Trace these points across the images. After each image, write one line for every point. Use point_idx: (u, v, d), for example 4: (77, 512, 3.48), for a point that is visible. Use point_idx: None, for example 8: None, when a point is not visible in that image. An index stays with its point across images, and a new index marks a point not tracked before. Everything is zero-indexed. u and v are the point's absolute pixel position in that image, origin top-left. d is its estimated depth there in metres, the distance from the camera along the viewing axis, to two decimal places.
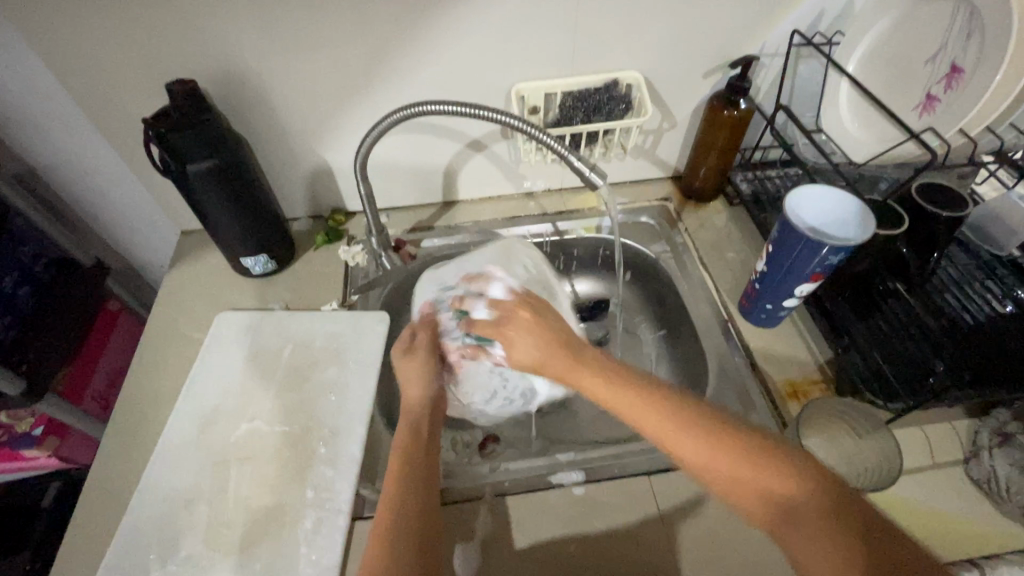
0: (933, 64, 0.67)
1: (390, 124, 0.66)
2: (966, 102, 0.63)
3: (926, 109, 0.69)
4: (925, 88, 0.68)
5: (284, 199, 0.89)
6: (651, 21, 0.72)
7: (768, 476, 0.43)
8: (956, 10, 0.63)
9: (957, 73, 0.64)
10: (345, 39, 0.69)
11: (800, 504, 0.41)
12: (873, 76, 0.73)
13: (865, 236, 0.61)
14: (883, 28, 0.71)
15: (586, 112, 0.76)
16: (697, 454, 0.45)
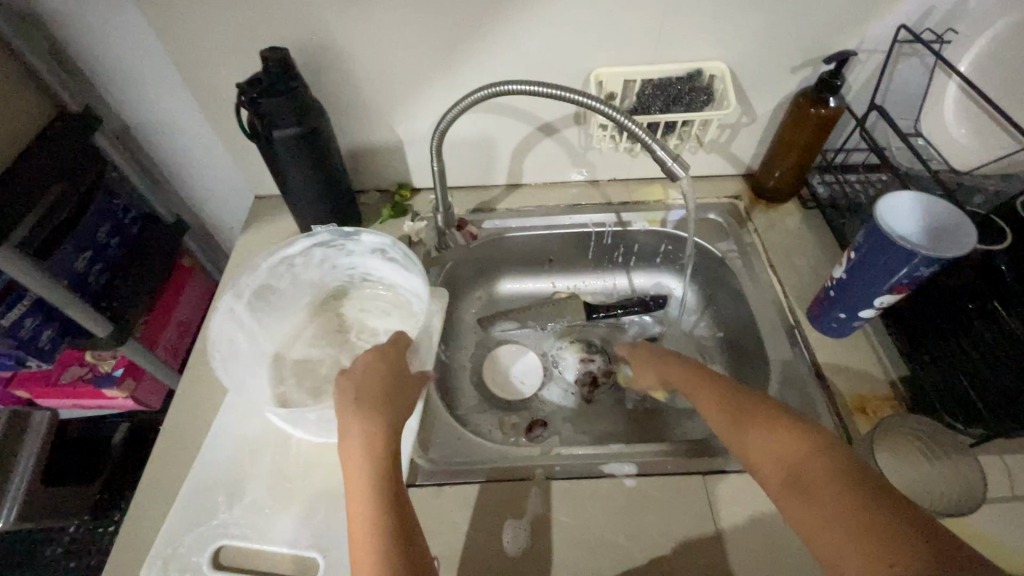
0: None
1: (473, 101, 0.66)
2: None
3: None
4: None
5: (354, 171, 0.91)
6: (745, 9, 0.69)
7: (784, 442, 0.50)
8: None
9: None
10: (431, 13, 0.69)
11: (803, 469, 0.47)
12: (986, 77, 0.70)
13: (963, 251, 0.57)
14: (1004, 27, 0.67)
15: (665, 101, 0.74)
16: (737, 429, 0.54)
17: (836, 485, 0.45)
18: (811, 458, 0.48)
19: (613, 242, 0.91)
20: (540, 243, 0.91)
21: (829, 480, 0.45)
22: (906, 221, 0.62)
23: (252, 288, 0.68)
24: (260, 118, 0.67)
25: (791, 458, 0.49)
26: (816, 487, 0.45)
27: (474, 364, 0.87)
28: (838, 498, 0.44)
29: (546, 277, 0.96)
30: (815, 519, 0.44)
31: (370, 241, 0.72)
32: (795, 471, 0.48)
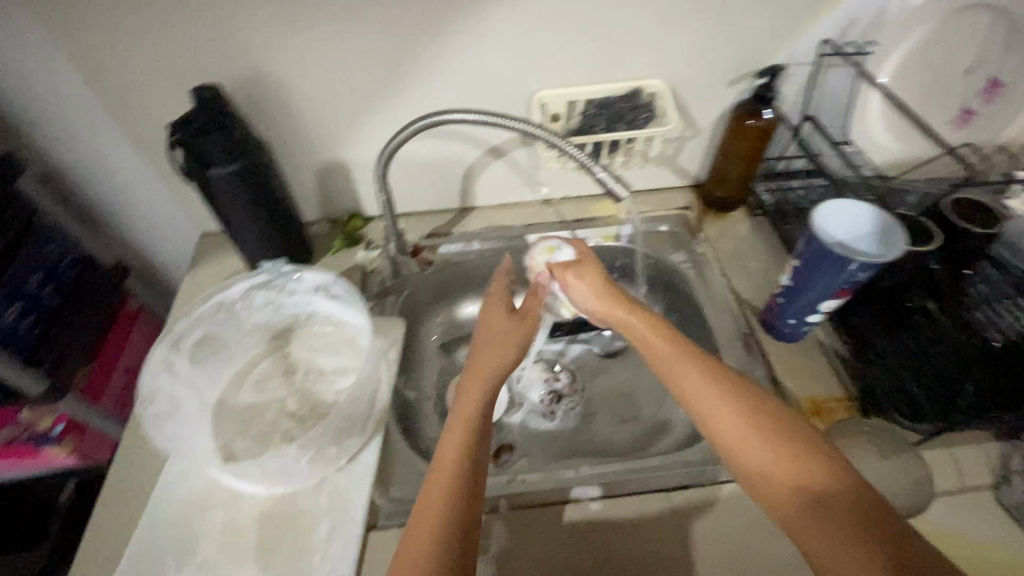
0: (970, 77, 0.74)
1: (412, 132, 0.66)
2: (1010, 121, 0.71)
3: (961, 122, 0.77)
4: (962, 102, 0.76)
5: (302, 202, 0.89)
6: (677, 29, 0.71)
7: (809, 465, 0.45)
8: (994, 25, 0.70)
9: (997, 88, 0.74)
10: (368, 42, 0.69)
11: (837, 499, 0.43)
12: (907, 87, 0.75)
13: (894, 254, 0.59)
14: (918, 40, 0.71)
15: (609, 120, 0.75)
16: (735, 432, 0.49)
17: (859, 515, 0.42)
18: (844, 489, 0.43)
19: None
20: (497, 264, 0.91)
21: (843, 506, 0.42)
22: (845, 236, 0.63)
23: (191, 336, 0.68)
24: (196, 157, 0.65)
25: (812, 483, 0.44)
26: (829, 512, 0.43)
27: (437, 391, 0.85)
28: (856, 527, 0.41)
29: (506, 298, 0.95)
30: (840, 552, 0.41)
31: (310, 281, 0.71)
32: (816, 499, 0.44)
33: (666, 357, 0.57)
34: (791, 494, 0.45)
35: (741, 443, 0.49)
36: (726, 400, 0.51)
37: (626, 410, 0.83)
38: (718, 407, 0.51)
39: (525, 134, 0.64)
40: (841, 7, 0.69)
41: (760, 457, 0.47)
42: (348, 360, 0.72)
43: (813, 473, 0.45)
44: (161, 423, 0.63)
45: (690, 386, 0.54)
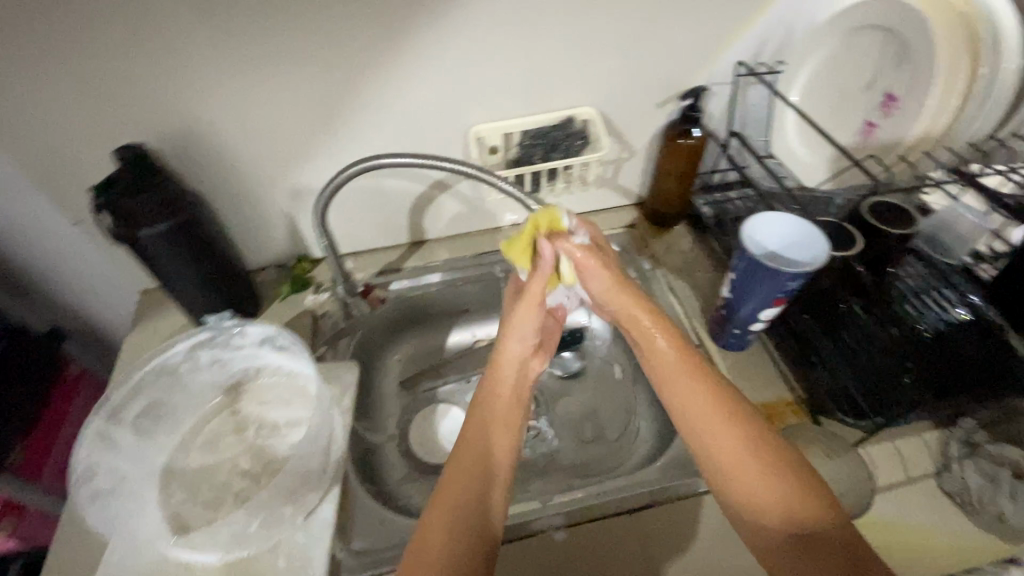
0: (869, 92, 0.78)
1: (348, 176, 0.66)
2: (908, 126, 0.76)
3: (866, 134, 0.81)
4: (863, 116, 0.80)
5: (247, 250, 0.87)
6: (602, 59, 0.74)
7: (798, 492, 0.50)
8: (887, 42, 0.75)
9: (893, 101, 0.78)
10: (299, 90, 0.69)
11: (821, 528, 0.47)
12: (815, 103, 0.81)
13: (818, 265, 0.62)
14: (821, 58, 0.77)
15: (545, 149, 0.78)
16: (738, 458, 0.52)
17: (842, 547, 0.46)
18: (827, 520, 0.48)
19: None
20: (450, 295, 0.90)
21: (833, 537, 0.47)
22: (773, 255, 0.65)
23: (137, 405, 0.66)
24: (124, 219, 0.64)
25: (806, 514, 0.48)
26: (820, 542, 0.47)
27: (399, 430, 0.84)
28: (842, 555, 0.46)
29: (464, 328, 0.94)
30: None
31: (254, 332, 0.69)
32: (809, 530, 0.48)
33: (675, 373, 0.59)
34: (777, 513, 0.49)
35: (743, 468, 0.52)
36: (733, 424, 0.54)
37: (590, 431, 0.83)
38: (725, 430, 0.54)
39: (458, 171, 0.65)
40: (751, 29, 0.73)
41: (755, 474, 0.51)
42: (301, 410, 0.69)
43: (803, 500, 0.49)
44: (104, 501, 0.59)
45: (699, 404, 0.56)
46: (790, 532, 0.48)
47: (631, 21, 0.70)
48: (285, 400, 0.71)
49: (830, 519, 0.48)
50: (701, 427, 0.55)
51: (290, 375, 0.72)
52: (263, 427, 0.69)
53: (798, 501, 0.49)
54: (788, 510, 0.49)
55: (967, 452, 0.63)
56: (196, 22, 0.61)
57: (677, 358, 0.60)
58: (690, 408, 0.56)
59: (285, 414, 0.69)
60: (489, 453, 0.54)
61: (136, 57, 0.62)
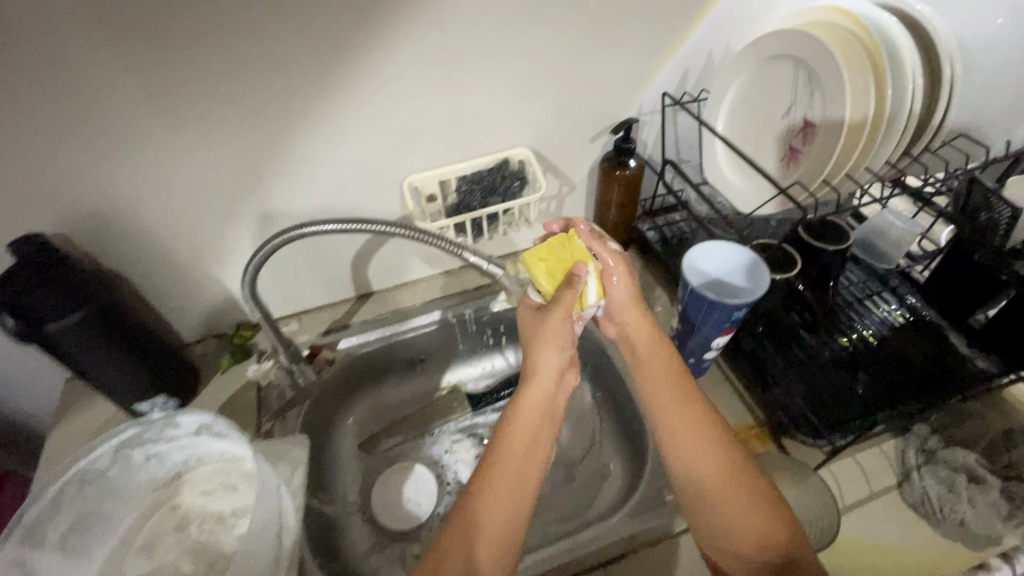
0: (789, 118, 0.62)
1: (270, 250, 0.60)
2: (821, 157, 0.58)
3: (790, 160, 0.63)
4: (786, 141, 0.63)
5: (180, 324, 0.82)
6: (531, 99, 0.73)
7: (774, 520, 0.49)
8: (798, 69, 0.59)
9: (810, 127, 0.60)
10: (217, 156, 0.66)
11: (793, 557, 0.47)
12: (738, 135, 0.68)
13: (762, 290, 0.62)
14: (741, 85, 0.66)
15: (482, 194, 0.76)
16: (719, 480, 0.52)
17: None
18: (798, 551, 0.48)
19: (477, 327, 0.90)
20: (402, 347, 0.87)
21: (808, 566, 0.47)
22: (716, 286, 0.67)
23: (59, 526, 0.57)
24: (29, 314, 0.59)
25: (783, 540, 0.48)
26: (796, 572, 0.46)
27: (361, 497, 0.79)
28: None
29: (419, 380, 0.90)
30: None
31: (188, 422, 0.62)
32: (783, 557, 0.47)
33: (662, 390, 0.59)
34: (750, 538, 0.49)
35: (723, 491, 0.51)
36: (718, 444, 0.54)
37: (560, 473, 0.81)
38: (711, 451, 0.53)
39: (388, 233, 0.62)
40: (674, 59, 0.74)
41: (739, 496, 0.50)
42: (246, 498, 0.64)
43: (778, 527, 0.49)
44: None
45: (685, 423, 0.56)
46: (754, 557, 0.48)
47: (555, 61, 0.70)
48: (232, 485, 0.65)
49: (802, 550, 0.48)
50: (687, 447, 0.54)
51: (234, 459, 0.65)
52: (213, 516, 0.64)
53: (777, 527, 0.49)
54: (765, 536, 0.48)
55: (924, 459, 0.63)
56: (96, 99, 0.57)
57: (667, 373, 0.60)
58: (675, 424, 0.56)
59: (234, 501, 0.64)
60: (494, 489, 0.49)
61: (30, 140, 0.57)
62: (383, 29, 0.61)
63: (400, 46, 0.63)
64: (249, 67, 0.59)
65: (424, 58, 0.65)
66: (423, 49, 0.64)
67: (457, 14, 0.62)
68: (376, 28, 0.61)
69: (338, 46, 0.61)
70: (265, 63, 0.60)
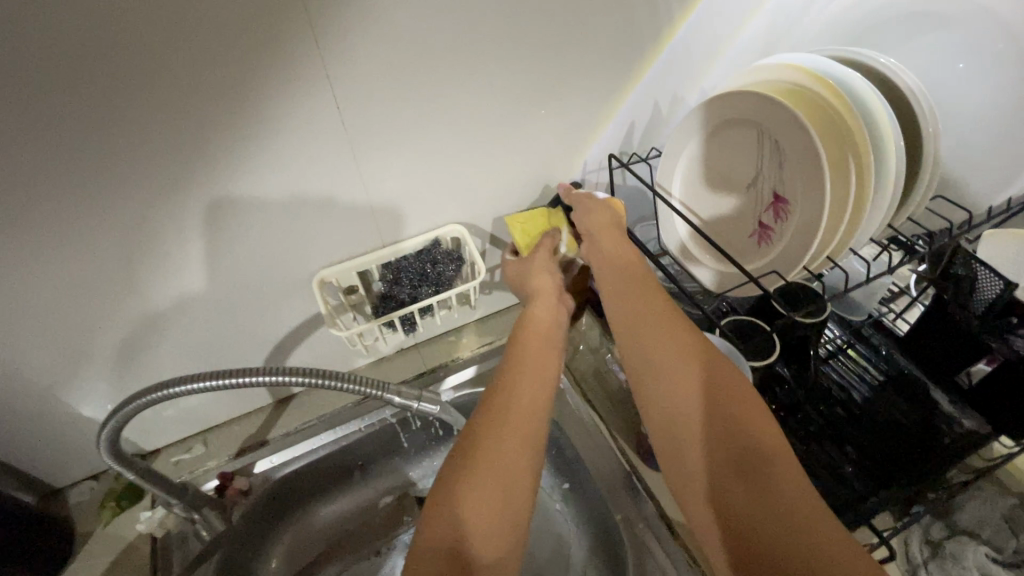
0: (754, 189, 0.56)
1: (136, 407, 0.46)
2: (796, 241, 0.51)
3: (762, 239, 0.56)
4: (755, 216, 0.56)
5: (44, 469, 0.65)
6: (462, 170, 0.62)
7: (755, 420, 0.46)
8: (759, 136, 0.53)
9: (781, 202, 0.53)
10: (57, 280, 0.50)
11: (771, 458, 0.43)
12: (700, 205, 0.61)
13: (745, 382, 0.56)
14: (695, 149, 0.60)
15: (412, 285, 0.66)
16: (688, 378, 0.49)
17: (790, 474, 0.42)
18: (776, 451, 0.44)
19: (423, 423, 0.77)
20: (333, 460, 0.73)
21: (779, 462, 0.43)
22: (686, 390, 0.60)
23: None
24: None
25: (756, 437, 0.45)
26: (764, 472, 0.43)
27: None
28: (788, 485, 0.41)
29: (361, 489, 0.76)
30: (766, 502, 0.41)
31: None
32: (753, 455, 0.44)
33: (630, 299, 0.56)
34: (725, 442, 0.45)
35: (691, 392, 0.48)
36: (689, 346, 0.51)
37: None
38: (678, 352, 0.51)
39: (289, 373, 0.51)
40: (616, 115, 0.66)
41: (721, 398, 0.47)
42: None
43: (757, 429, 0.45)
44: None
45: (652, 328, 0.53)
46: (722, 452, 0.45)
47: (485, 129, 0.60)
48: None
49: (783, 448, 0.44)
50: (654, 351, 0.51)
51: None
52: None
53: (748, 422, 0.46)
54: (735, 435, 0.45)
55: (931, 553, 0.58)
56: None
57: (635, 286, 0.57)
58: (643, 329, 0.53)
59: None
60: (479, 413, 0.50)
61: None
62: (265, 114, 0.48)
63: (286, 136, 0.50)
64: (76, 182, 0.45)
65: (325, 143, 0.52)
66: (317, 135, 0.51)
67: (353, 91, 0.50)
68: (255, 116, 0.48)
69: (201, 145, 0.47)
70: (99, 176, 0.45)
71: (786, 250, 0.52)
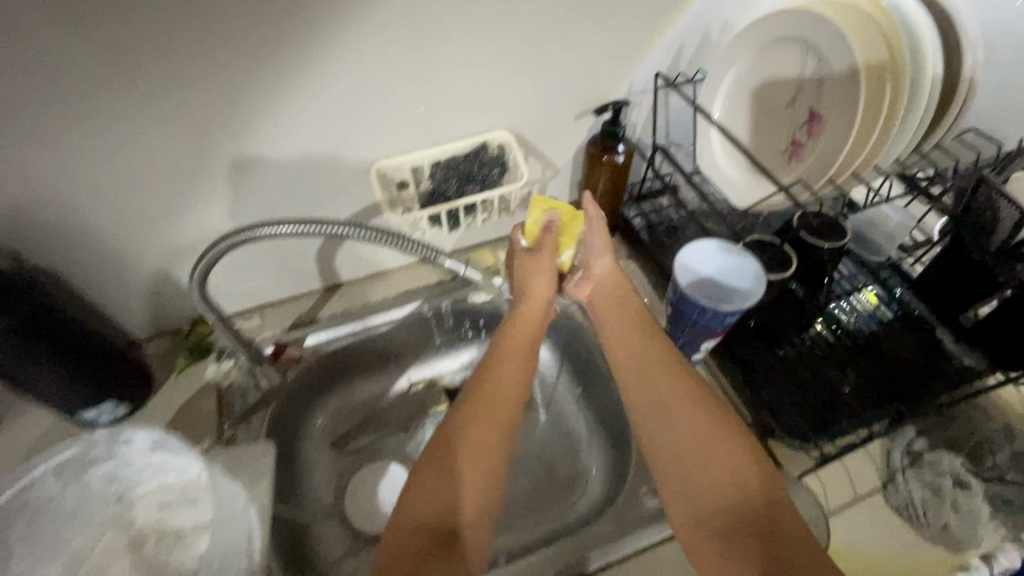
0: (792, 108, 0.65)
1: (219, 250, 0.53)
2: (828, 152, 0.61)
3: (794, 156, 0.65)
4: (790, 134, 0.66)
5: (128, 320, 0.75)
6: (514, 75, 0.66)
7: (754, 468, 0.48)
8: (806, 55, 0.61)
9: (817, 119, 0.62)
10: (155, 137, 0.57)
11: (771, 510, 0.46)
12: (735, 122, 0.70)
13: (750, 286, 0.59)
14: (742, 68, 0.68)
15: (458, 183, 0.70)
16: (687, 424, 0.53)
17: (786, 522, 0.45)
18: (775, 503, 0.46)
19: (455, 320, 0.85)
20: (374, 342, 0.81)
21: (773, 512, 0.45)
22: (707, 296, 0.61)
23: None
24: None
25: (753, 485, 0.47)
26: (766, 523, 0.45)
27: (335, 502, 0.75)
28: (785, 531, 0.44)
29: (392, 375, 0.85)
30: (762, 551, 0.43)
31: (142, 438, 0.57)
32: (751, 502, 0.46)
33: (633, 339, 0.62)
34: (724, 490, 0.48)
35: (685, 431, 0.52)
36: (689, 390, 0.55)
37: (542, 472, 0.79)
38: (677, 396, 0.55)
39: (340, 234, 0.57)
40: (667, 36, 0.67)
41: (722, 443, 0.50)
42: (206, 510, 0.60)
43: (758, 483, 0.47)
44: None
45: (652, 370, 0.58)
46: (721, 497, 0.48)
47: (541, 35, 0.63)
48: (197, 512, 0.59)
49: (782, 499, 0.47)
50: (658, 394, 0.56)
51: (190, 492, 0.60)
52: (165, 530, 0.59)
53: (748, 471, 0.48)
54: (735, 478, 0.48)
55: (909, 463, 0.63)
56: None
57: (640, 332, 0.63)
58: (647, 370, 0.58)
59: (199, 520, 0.59)
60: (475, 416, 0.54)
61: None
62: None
63: (356, 18, 0.55)
64: (176, 41, 0.51)
65: (393, 31, 0.57)
66: (384, 21, 0.56)
67: None
68: None
69: (284, 17, 0.52)
70: (199, 36, 0.51)
71: (815, 163, 0.62)
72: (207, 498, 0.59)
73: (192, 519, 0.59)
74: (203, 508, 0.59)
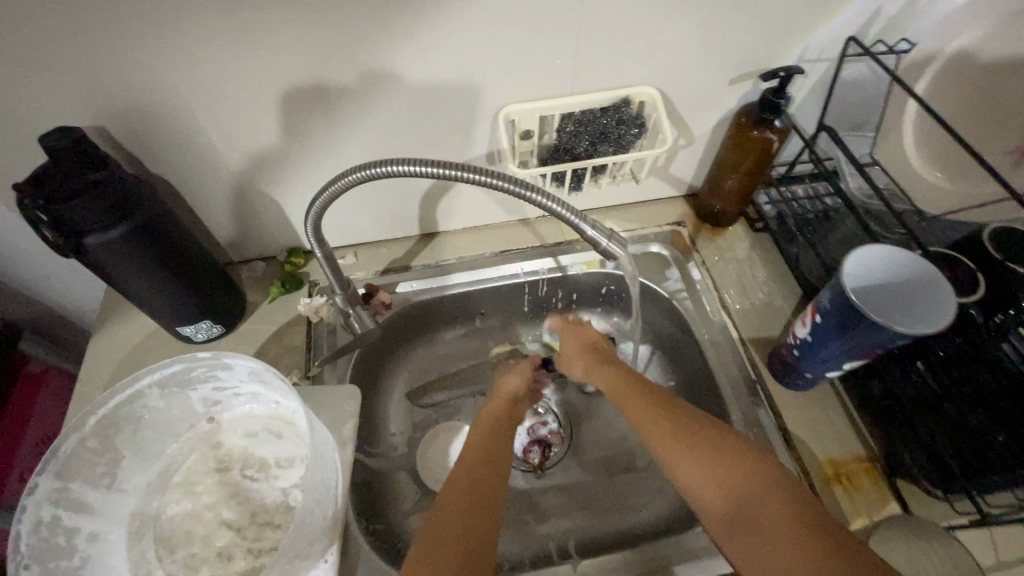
0: None
1: (345, 184, 0.51)
2: None
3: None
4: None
5: (229, 241, 0.73)
6: (681, 23, 0.56)
7: (732, 469, 0.46)
8: None
9: None
10: (281, 53, 0.52)
11: (760, 509, 0.44)
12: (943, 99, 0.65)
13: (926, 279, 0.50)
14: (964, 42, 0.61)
15: (591, 141, 0.64)
16: (669, 455, 0.49)
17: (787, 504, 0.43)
18: (760, 491, 0.45)
19: (550, 290, 0.79)
20: (465, 298, 0.77)
21: (767, 500, 0.44)
22: (889, 299, 0.53)
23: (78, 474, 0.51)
24: (61, 226, 0.50)
25: (735, 485, 0.46)
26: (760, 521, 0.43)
27: (409, 453, 0.73)
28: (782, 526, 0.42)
29: (476, 335, 0.81)
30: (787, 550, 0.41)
31: (241, 366, 0.56)
32: (741, 503, 0.45)
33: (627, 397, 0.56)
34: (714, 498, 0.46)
35: (675, 464, 0.49)
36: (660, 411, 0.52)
37: (621, 461, 0.74)
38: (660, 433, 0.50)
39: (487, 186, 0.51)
40: None
41: (696, 469, 0.47)
42: (293, 448, 0.57)
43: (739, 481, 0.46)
44: None
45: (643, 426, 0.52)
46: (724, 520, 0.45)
47: None
48: (285, 448, 0.58)
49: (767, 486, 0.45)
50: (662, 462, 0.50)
51: (278, 424, 0.58)
52: (248, 460, 0.57)
53: (731, 473, 0.46)
54: (717, 481, 0.46)
55: None
56: None
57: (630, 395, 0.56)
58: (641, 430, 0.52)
59: (286, 458, 0.57)
60: (450, 500, 0.47)
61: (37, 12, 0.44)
62: None
63: None
64: None
65: None
66: None
67: None
68: None
69: None
70: None
71: None
72: (297, 435, 0.58)
73: (280, 453, 0.57)
74: (291, 445, 0.58)
